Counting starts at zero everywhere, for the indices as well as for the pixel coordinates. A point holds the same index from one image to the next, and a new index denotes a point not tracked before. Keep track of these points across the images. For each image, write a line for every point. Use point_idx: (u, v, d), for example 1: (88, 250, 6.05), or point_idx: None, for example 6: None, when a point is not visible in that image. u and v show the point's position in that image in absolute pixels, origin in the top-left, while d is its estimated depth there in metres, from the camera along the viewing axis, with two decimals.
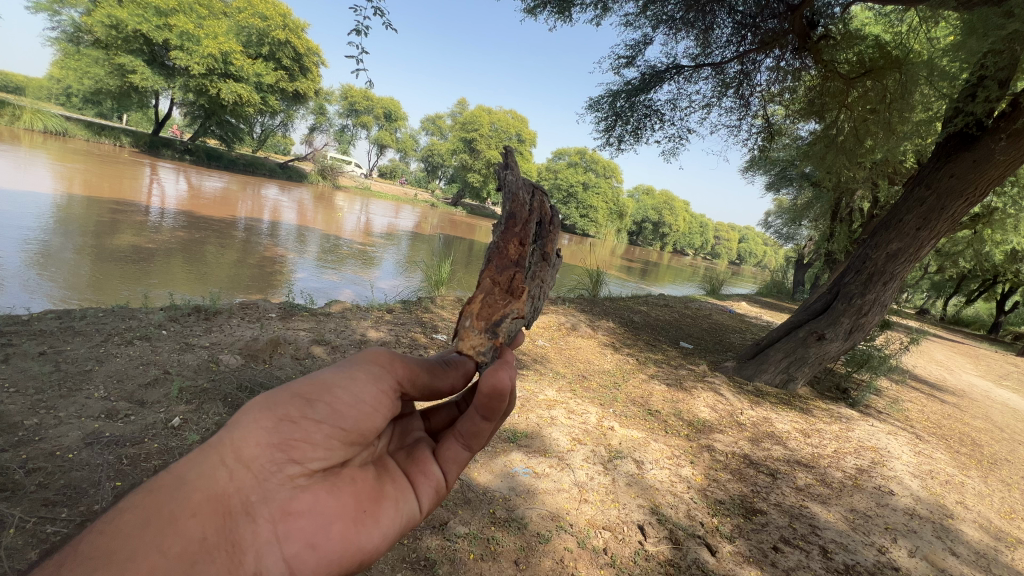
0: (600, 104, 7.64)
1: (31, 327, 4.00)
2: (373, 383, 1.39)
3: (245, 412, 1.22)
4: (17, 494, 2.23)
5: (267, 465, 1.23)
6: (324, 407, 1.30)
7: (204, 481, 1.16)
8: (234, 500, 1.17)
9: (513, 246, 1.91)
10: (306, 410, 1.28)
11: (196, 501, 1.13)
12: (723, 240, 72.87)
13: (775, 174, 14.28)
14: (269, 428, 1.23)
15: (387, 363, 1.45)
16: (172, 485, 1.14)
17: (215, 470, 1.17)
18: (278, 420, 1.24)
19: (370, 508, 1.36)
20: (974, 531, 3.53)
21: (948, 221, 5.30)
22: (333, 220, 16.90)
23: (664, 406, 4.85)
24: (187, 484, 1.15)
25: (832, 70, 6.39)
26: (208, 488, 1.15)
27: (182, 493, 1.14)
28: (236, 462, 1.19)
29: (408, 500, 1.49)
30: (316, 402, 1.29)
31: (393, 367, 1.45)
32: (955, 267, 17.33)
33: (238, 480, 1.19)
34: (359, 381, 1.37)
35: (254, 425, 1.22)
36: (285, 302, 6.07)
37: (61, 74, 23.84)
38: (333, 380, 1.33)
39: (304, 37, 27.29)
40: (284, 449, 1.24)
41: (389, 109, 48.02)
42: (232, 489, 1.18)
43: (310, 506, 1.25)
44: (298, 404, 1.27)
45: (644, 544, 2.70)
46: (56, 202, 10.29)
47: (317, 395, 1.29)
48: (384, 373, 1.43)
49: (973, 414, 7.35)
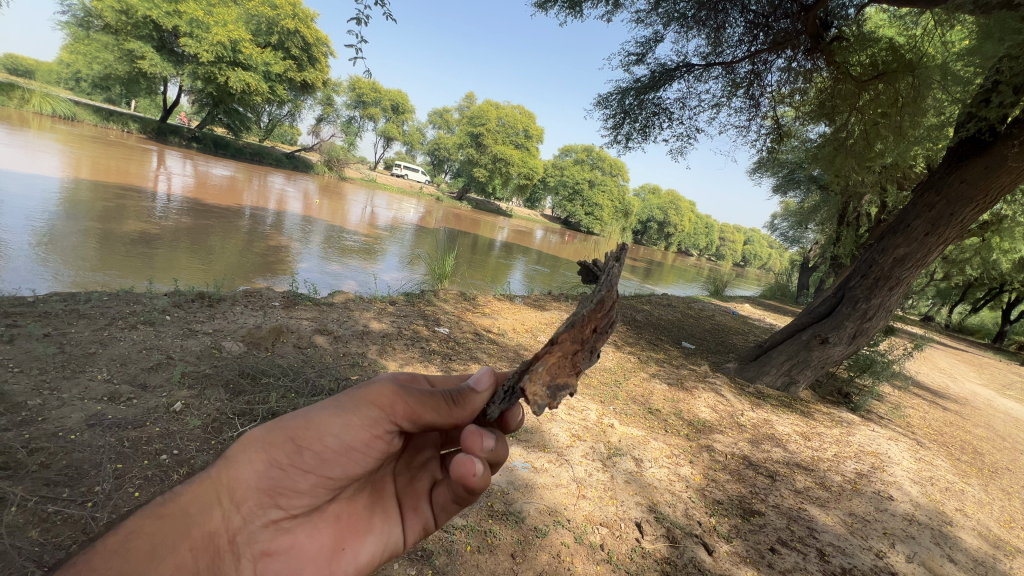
0: (609, 100, 7.57)
1: (37, 309, 4.02)
2: (366, 430, 1.41)
3: (240, 457, 1.31)
4: (19, 473, 2.24)
5: (255, 508, 1.33)
6: (314, 454, 1.37)
7: (202, 516, 1.25)
8: (221, 540, 1.28)
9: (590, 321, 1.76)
10: (297, 457, 1.35)
11: (193, 539, 1.23)
12: (730, 242, 72.44)
13: (783, 176, 14.18)
14: (262, 470, 1.33)
15: (386, 406, 1.40)
16: (177, 516, 1.23)
17: (213, 507, 1.27)
18: (271, 463, 1.34)
19: (348, 545, 1.45)
20: (972, 538, 3.52)
21: (956, 227, 5.26)
22: (339, 211, 16.91)
23: (664, 405, 4.83)
24: (189, 520, 1.23)
25: (843, 72, 6.25)
26: (204, 526, 1.25)
27: (184, 528, 1.22)
28: (228, 503, 1.30)
29: (393, 532, 1.56)
30: (306, 448, 1.36)
31: (391, 407, 1.41)
32: (963, 275, 17.22)
33: (229, 519, 1.29)
34: (351, 428, 1.39)
35: (250, 464, 1.32)
36: (288, 292, 6.08)
37: (70, 59, 23.88)
38: (325, 429, 1.37)
39: (313, 27, 27.22)
40: (273, 494, 1.35)
41: (396, 102, 48.04)
42: (225, 527, 1.28)
43: (289, 547, 1.36)
44: (290, 450, 1.34)
45: (641, 541, 2.70)
46: (63, 185, 10.36)
47: (308, 442, 1.36)
48: (381, 417, 1.41)
49: (975, 422, 7.31)
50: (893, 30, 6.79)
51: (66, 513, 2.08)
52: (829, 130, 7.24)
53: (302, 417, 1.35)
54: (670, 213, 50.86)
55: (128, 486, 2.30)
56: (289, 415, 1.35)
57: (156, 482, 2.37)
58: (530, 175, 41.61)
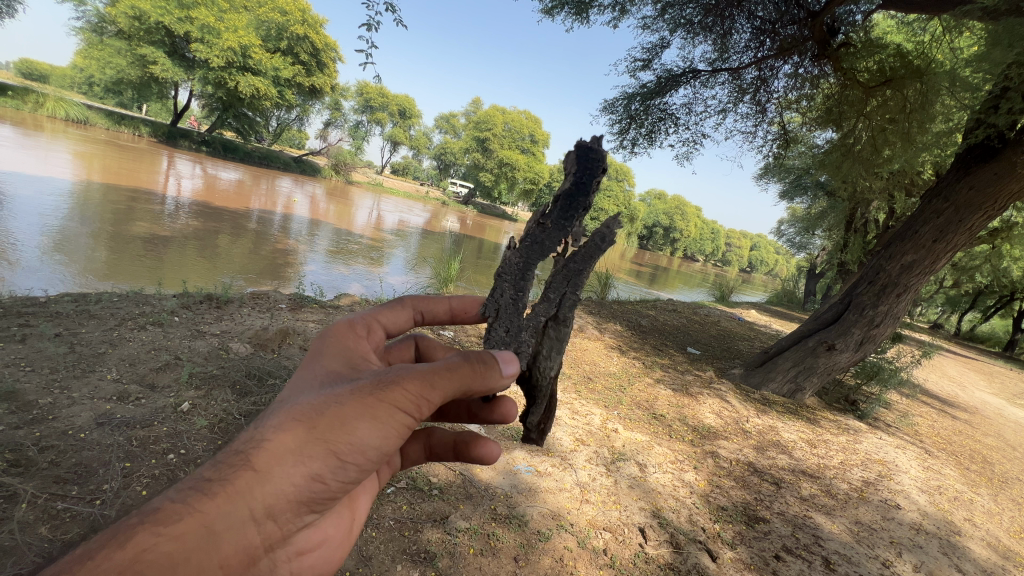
0: (615, 105, 7.59)
1: (48, 310, 4.08)
2: (402, 432, 1.38)
3: (280, 473, 1.22)
4: (30, 470, 2.29)
5: (293, 517, 1.30)
6: (352, 464, 1.33)
7: (232, 532, 1.18)
8: (259, 550, 1.24)
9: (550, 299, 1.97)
10: (338, 470, 1.31)
11: (224, 554, 1.16)
12: (736, 247, 71.92)
13: (790, 182, 14.14)
14: (298, 484, 1.27)
15: (416, 408, 1.35)
16: (199, 532, 1.12)
17: (244, 523, 1.19)
18: (308, 476, 1.28)
19: (358, 513, 1.61)
20: (981, 549, 3.48)
21: (965, 233, 5.23)
22: (345, 215, 17.00)
23: (669, 410, 4.82)
24: (217, 537, 1.15)
25: (851, 79, 6.20)
26: (237, 542, 1.18)
27: (213, 548, 1.14)
28: (263, 518, 1.23)
29: (372, 486, 1.72)
30: (345, 459, 1.31)
31: (421, 406, 1.37)
32: (973, 282, 17.03)
33: (262, 532, 1.24)
34: (387, 435, 1.35)
35: (288, 479, 1.24)
36: (295, 294, 6.14)
37: (85, 64, 24.29)
38: (362, 439, 1.32)
39: (322, 32, 27.51)
40: (309, 503, 1.33)
41: (403, 107, 48.39)
42: (259, 540, 1.23)
43: (320, 543, 1.44)
44: (330, 464, 1.29)
45: (644, 547, 2.69)
46: (74, 188, 10.48)
47: (348, 454, 1.31)
48: (412, 419, 1.37)
49: (985, 432, 7.22)
50: (901, 36, 6.78)
51: (75, 511, 2.12)
52: (836, 136, 7.20)
53: (340, 430, 1.28)
54: (676, 218, 50.77)
55: (135, 485, 2.32)
56: (326, 429, 1.27)
57: (163, 481, 2.39)
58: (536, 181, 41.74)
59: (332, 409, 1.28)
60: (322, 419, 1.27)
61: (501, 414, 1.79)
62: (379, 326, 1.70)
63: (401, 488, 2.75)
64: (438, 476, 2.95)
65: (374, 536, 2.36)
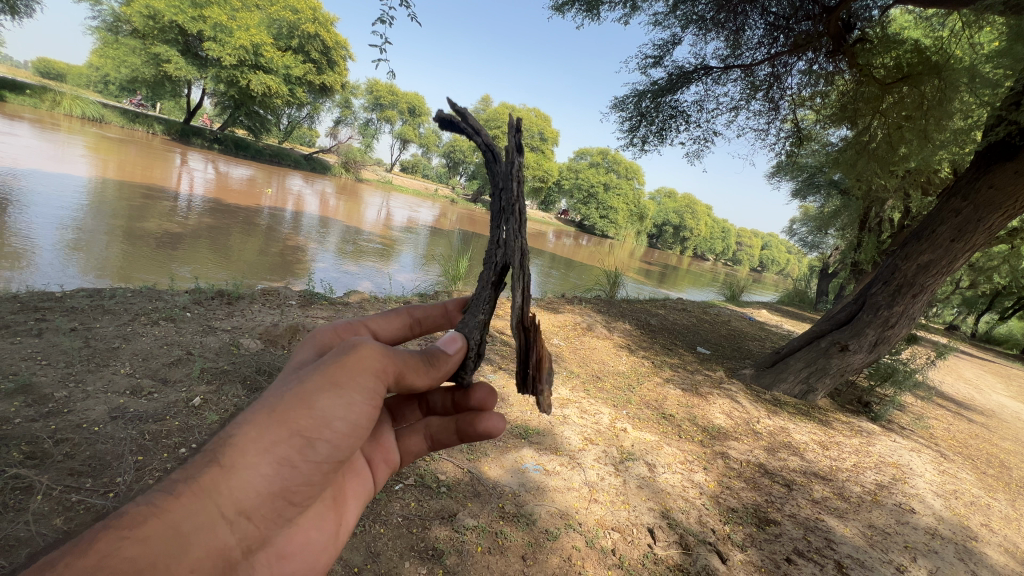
0: (625, 103, 7.53)
1: (65, 304, 4.15)
2: (370, 405, 1.38)
3: (244, 461, 1.22)
4: (46, 462, 2.32)
5: (266, 513, 1.31)
6: (321, 443, 1.33)
7: (203, 534, 1.18)
8: (233, 549, 1.25)
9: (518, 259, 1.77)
10: (305, 451, 1.31)
11: (197, 557, 1.16)
12: (747, 246, 70.91)
13: (802, 180, 13.97)
14: (266, 473, 1.27)
15: (382, 373, 1.37)
16: (166, 534, 1.12)
17: (214, 521, 1.20)
18: (275, 464, 1.28)
19: (346, 520, 1.62)
20: (999, 555, 3.41)
21: (983, 233, 5.12)
22: (354, 212, 17.09)
23: (679, 410, 4.77)
24: (186, 538, 1.15)
25: (866, 75, 6.07)
26: (207, 542, 1.18)
27: (183, 550, 1.14)
28: (234, 515, 1.24)
29: (370, 488, 1.76)
30: (312, 440, 1.31)
31: (386, 373, 1.38)
32: (991, 283, 16.69)
33: (235, 531, 1.25)
34: (354, 407, 1.35)
35: (254, 470, 1.24)
36: (304, 290, 6.17)
37: (101, 63, 24.65)
38: (326, 415, 1.32)
39: (333, 31, 27.63)
40: (283, 496, 1.33)
41: (413, 105, 48.34)
42: (234, 540, 1.25)
43: (302, 544, 1.46)
44: (296, 446, 1.29)
45: (653, 547, 2.67)
46: (90, 184, 10.67)
47: (314, 434, 1.31)
48: (378, 386, 1.38)
49: (1002, 435, 7.08)
50: (918, 31, 6.65)
51: (89, 503, 2.15)
52: (850, 134, 7.09)
53: (303, 410, 1.27)
54: (687, 217, 50.27)
55: (148, 478, 2.35)
56: (285, 410, 1.26)
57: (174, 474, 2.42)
58: (545, 178, 41.66)
59: (292, 388, 1.28)
60: (282, 401, 1.26)
61: (477, 401, 1.88)
62: (368, 330, 1.74)
63: (408, 485, 2.76)
64: (447, 474, 2.95)
65: (382, 533, 2.36)
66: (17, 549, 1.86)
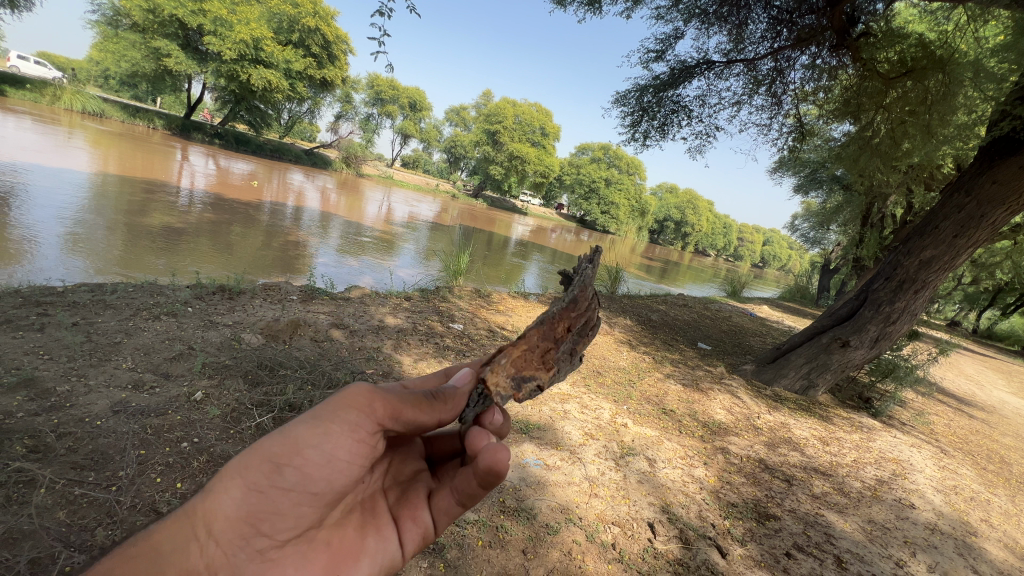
0: (627, 97, 7.48)
1: (66, 299, 4.16)
2: (349, 435, 1.38)
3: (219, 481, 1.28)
4: (48, 456, 2.33)
5: (237, 540, 1.29)
6: (294, 471, 1.32)
7: (177, 554, 1.22)
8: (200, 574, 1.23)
9: (562, 324, 1.88)
10: (274, 477, 1.31)
11: None
12: (748, 241, 70.60)
13: (804, 176, 13.90)
14: (238, 496, 1.30)
15: (365, 408, 1.37)
16: (149, 555, 1.21)
17: (190, 542, 1.24)
18: (248, 488, 1.30)
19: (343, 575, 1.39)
20: (998, 550, 3.41)
21: (986, 229, 5.09)
22: (355, 208, 17.06)
23: (679, 406, 4.77)
24: (163, 557, 1.21)
25: (870, 70, 6.00)
26: (180, 563, 1.21)
27: (158, 568, 1.19)
28: (207, 536, 1.26)
29: (388, 547, 1.50)
30: (284, 467, 1.31)
31: (369, 407, 1.38)
32: (994, 279, 16.62)
33: (207, 555, 1.25)
34: (331, 437, 1.35)
35: (226, 491, 1.28)
36: (306, 285, 6.17)
37: (100, 57, 24.56)
38: (300, 443, 1.32)
39: (333, 24, 27.48)
40: (254, 522, 1.30)
41: (414, 99, 47.97)
42: (203, 564, 1.24)
43: None
44: (268, 471, 1.31)
45: (653, 542, 2.68)
46: (91, 179, 10.66)
47: (285, 461, 1.31)
48: (360, 419, 1.38)
49: (1002, 431, 7.08)
50: (922, 25, 6.60)
51: (91, 496, 2.16)
52: (853, 128, 7.06)
53: (276, 435, 1.30)
54: (688, 212, 50.08)
55: (150, 472, 2.37)
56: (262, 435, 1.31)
57: (176, 468, 2.44)
58: (546, 173, 41.54)
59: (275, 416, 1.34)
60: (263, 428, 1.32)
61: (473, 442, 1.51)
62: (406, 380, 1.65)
63: None
64: None
65: None
66: (20, 542, 1.88)
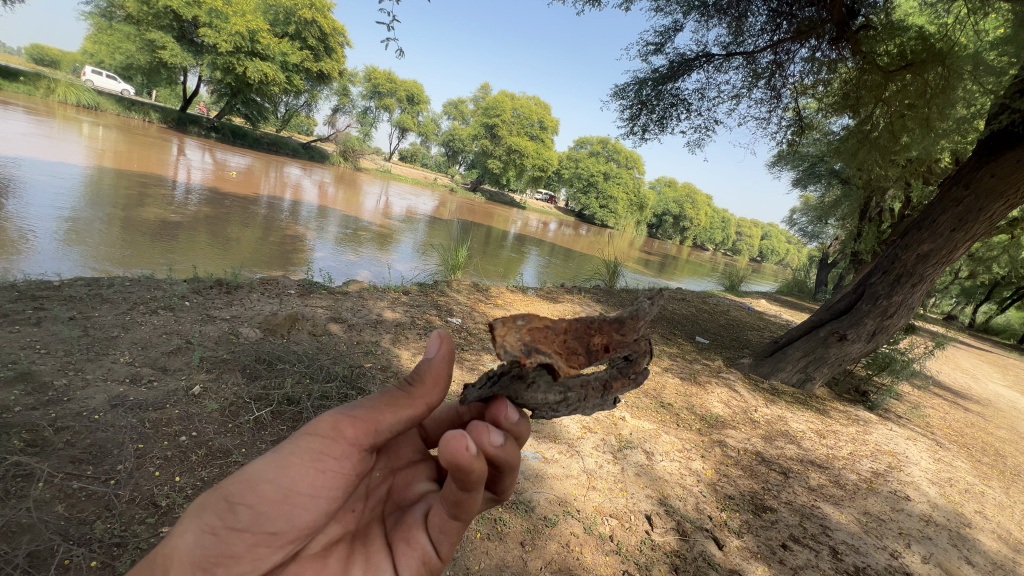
0: (625, 90, 7.44)
1: (62, 293, 4.13)
2: (315, 463, 1.23)
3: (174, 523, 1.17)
4: (46, 450, 2.33)
5: None
6: (251, 508, 1.18)
7: None
8: None
9: (599, 340, 1.56)
10: (228, 517, 1.17)
11: None
12: (746, 235, 70.55)
13: (804, 170, 13.88)
14: (192, 539, 1.16)
15: (332, 434, 1.26)
16: None
17: None
18: (205, 530, 1.16)
19: None
20: (991, 541, 3.45)
21: (984, 222, 5.07)
22: (353, 202, 16.96)
23: (677, 399, 4.79)
24: None
25: (870, 63, 5.95)
26: None
27: None
28: None
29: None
30: (240, 505, 1.17)
31: (341, 433, 1.27)
32: (991, 273, 16.69)
33: None
34: (292, 467, 1.21)
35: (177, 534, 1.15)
36: (303, 279, 6.15)
37: (95, 49, 24.32)
38: (258, 477, 1.19)
39: (331, 17, 27.25)
40: (212, 563, 1.16)
41: (411, 92, 47.51)
42: None
43: None
44: (224, 510, 1.17)
45: (651, 534, 2.70)
46: (87, 173, 10.59)
47: (241, 498, 1.17)
48: (330, 444, 1.25)
49: (997, 424, 7.14)
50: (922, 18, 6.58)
51: (90, 490, 2.17)
52: (852, 122, 7.05)
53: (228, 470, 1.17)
54: (687, 206, 50.04)
55: (148, 466, 2.37)
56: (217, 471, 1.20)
57: (175, 462, 2.45)
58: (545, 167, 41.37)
59: None
60: None
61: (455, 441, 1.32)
62: None
63: None
64: None
65: None
66: (18, 536, 1.89)
